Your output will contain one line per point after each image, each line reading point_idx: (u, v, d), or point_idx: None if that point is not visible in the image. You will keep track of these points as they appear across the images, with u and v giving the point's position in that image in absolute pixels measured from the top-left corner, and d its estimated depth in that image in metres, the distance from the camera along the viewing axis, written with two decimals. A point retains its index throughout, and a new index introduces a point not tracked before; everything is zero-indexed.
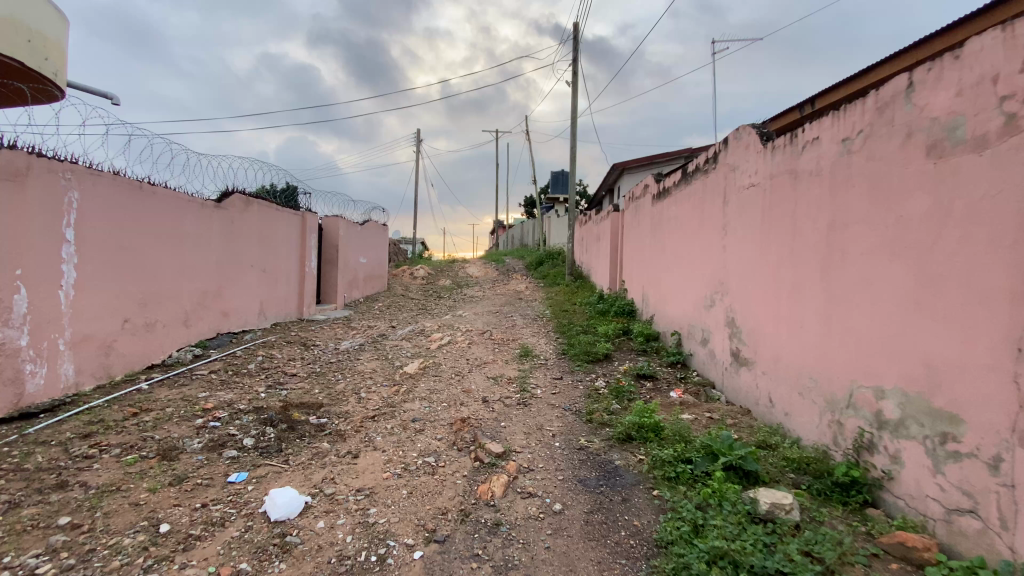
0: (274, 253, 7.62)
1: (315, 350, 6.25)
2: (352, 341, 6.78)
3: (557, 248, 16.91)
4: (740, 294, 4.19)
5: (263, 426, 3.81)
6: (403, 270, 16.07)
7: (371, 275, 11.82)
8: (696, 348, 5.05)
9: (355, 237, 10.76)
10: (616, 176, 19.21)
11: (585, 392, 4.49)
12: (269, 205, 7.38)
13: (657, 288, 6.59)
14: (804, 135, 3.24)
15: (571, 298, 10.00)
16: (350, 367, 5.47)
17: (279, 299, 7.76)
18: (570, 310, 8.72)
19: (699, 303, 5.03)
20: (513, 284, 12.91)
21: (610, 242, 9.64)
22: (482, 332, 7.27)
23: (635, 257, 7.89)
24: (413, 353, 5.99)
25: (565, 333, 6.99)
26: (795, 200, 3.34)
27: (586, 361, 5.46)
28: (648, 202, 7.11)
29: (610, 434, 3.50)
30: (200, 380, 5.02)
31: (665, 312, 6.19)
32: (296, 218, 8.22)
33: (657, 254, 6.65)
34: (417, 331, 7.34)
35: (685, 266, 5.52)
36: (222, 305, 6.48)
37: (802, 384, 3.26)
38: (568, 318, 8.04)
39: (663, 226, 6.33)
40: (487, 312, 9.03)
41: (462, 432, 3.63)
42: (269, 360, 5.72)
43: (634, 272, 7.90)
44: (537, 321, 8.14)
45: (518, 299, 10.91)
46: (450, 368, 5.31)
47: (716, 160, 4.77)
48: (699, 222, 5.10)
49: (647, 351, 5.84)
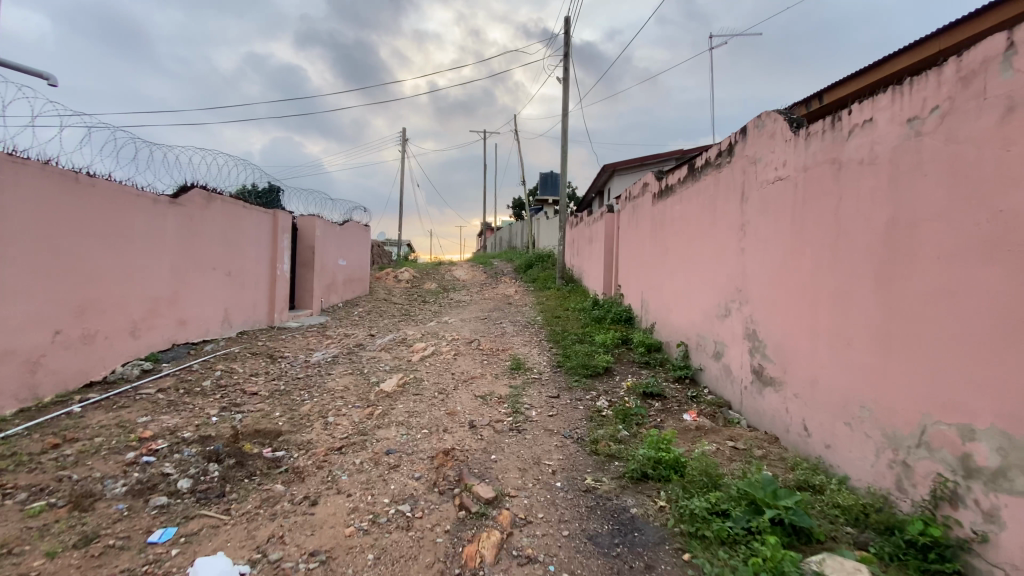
0: (240, 255, 6.96)
1: (282, 363, 5.61)
2: (326, 351, 6.16)
3: (547, 250, 16.38)
4: (762, 303, 3.67)
5: (205, 462, 3.19)
6: (387, 273, 15.39)
7: (352, 278, 11.16)
8: (707, 361, 4.52)
9: (333, 238, 10.10)
10: (607, 177, 18.78)
11: (586, 414, 3.93)
12: (234, 203, 6.73)
13: (658, 294, 6.06)
14: (851, 117, 2.73)
15: (564, 304, 9.45)
16: (319, 383, 4.85)
17: (245, 305, 7.09)
18: (563, 316, 8.16)
19: (710, 312, 4.51)
20: (502, 288, 12.33)
21: (604, 245, 9.11)
22: (469, 341, 6.68)
23: (631, 260, 7.37)
24: (391, 367, 5.38)
25: (559, 343, 6.44)
26: (838, 195, 2.83)
27: (584, 376, 4.90)
28: (646, 201, 6.59)
29: (621, 471, 2.95)
30: (142, 402, 4.36)
31: (667, 320, 5.67)
32: (266, 217, 7.56)
33: (658, 257, 6.13)
34: (398, 340, 6.73)
35: (691, 270, 5.01)
36: (178, 313, 5.80)
37: (849, 413, 2.74)
38: (562, 325, 7.48)
39: (666, 226, 5.81)
40: (475, 319, 8.45)
41: (445, 469, 3.05)
42: (228, 376, 5.07)
43: (631, 276, 7.38)
44: (529, 329, 7.57)
45: (507, 304, 10.33)
46: (432, 385, 4.72)
47: (729, 155, 4.24)
48: (710, 222, 4.58)
49: (650, 364, 5.30)
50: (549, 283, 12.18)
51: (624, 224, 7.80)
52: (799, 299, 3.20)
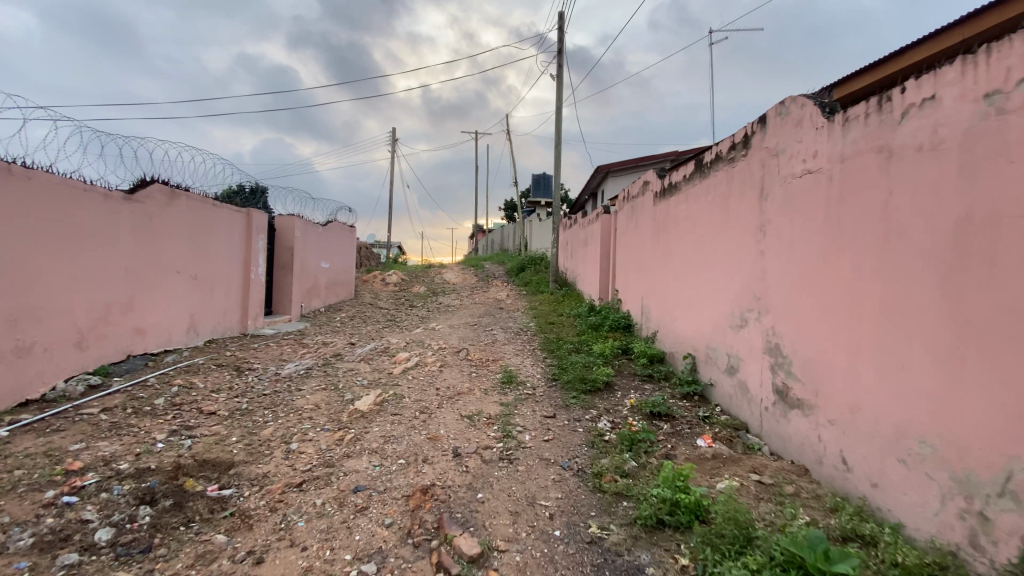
0: (208, 257, 6.42)
1: (249, 376, 5.09)
2: (299, 363, 5.64)
3: (540, 253, 15.93)
4: (786, 314, 3.23)
5: (134, 506, 2.69)
6: (375, 276, 14.83)
7: (335, 281, 10.62)
8: (719, 377, 4.07)
9: (314, 239, 9.56)
10: (602, 179, 18.39)
11: (587, 440, 3.45)
12: (202, 201, 6.21)
13: (660, 301, 5.61)
14: (906, 96, 2.30)
15: (558, 309, 8.98)
16: (287, 401, 4.34)
17: (213, 311, 6.54)
18: (557, 323, 7.69)
19: (722, 322, 4.06)
20: (493, 292, 11.85)
21: (601, 248, 8.66)
22: (457, 350, 6.19)
23: (630, 264, 6.92)
24: (370, 381, 4.88)
25: (554, 352, 5.96)
26: (889, 188, 2.40)
27: (582, 392, 4.43)
28: (647, 200, 6.14)
29: (630, 515, 2.49)
30: (81, 424, 3.82)
31: (671, 329, 5.21)
32: (239, 216, 7.03)
33: (660, 260, 5.69)
34: (379, 349, 6.22)
35: (699, 275, 4.56)
36: (134, 321, 5.26)
37: (903, 448, 2.30)
38: (556, 333, 7.00)
39: (669, 227, 5.36)
40: (464, 326, 7.95)
41: (422, 513, 2.57)
42: (185, 393, 4.55)
43: (629, 280, 6.93)
44: (521, 337, 7.09)
45: (498, 308, 9.85)
46: (414, 403, 4.23)
47: (745, 148, 3.81)
48: (721, 222, 4.14)
49: (654, 377, 4.84)
50: (542, 287, 11.72)
51: (622, 225, 7.35)
52: (835, 310, 2.76)
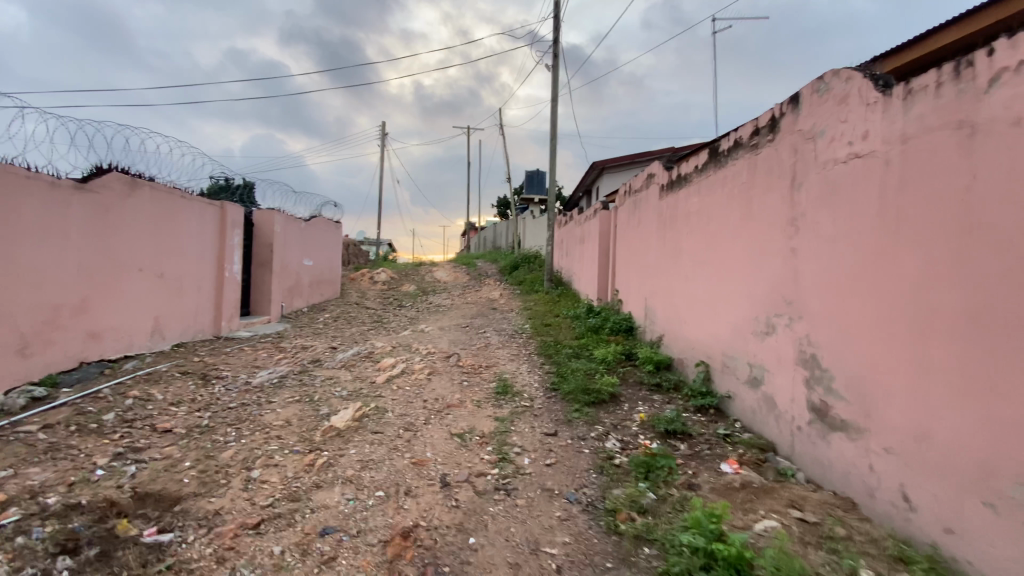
0: (177, 254, 5.90)
1: (216, 386, 4.59)
2: (273, 370, 5.15)
3: (534, 251, 15.49)
4: (826, 320, 2.80)
5: (51, 557, 2.18)
6: (362, 274, 14.27)
7: (319, 280, 10.09)
8: (739, 389, 3.66)
9: (297, 235, 9.03)
10: (597, 175, 17.96)
11: (594, 464, 3.01)
12: (168, 192, 5.69)
13: (666, 302, 5.18)
14: (996, 59, 1.88)
15: (554, 310, 8.53)
16: (255, 416, 3.84)
17: (182, 313, 6.01)
18: (553, 325, 7.24)
19: (743, 327, 3.63)
20: (486, 291, 11.38)
21: (599, 245, 8.21)
22: (447, 355, 5.71)
23: (631, 262, 6.48)
24: (349, 392, 4.40)
25: (552, 358, 5.51)
26: (971, 172, 1.97)
27: (585, 405, 3.99)
28: (652, 194, 5.70)
29: (656, 568, 2.05)
30: (13, 445, 3.29)
31: (680, 333, 4.78)
32: (211, 210, 6.50)
33: (665, 259, 5.26)
34: (362, 354, 5.74)
35: (714, 274, 4.13)
36: (87, 324, 4.72)
37: (991, 489, 1.88)
38: (553, 336, 6.55)
39: (677, 222, 4.93)
40: (455, 328, 7.48)
41: (402, 565, 2.11)
42: (140, 406, 4.03)
43: (631, 280, 6.50)
44: (516, 340, 6.63)
45: (491, 309, 9.38)
46: (398, 419, 3.76)
47: (771, 133, 3.38)
48: (741, 216, 3.71)
49: (662, 387, 4.41)
50: (537, 286, 11.27)
51: (623, 221, 6.91)
52: (893, 317, 2.33)
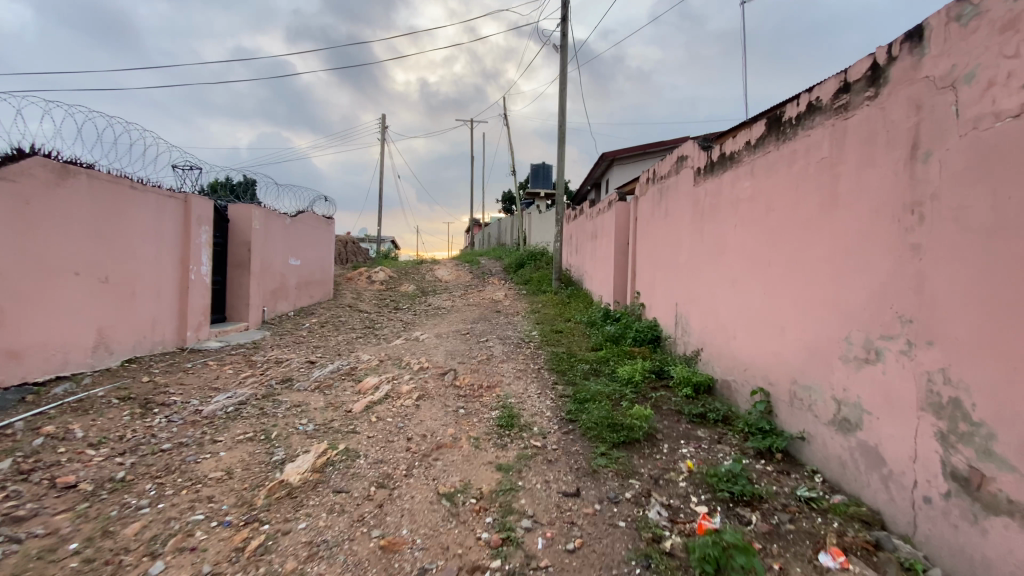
0: (126, 254, 5.06)
1: (155, 418, 3.74)
2: (232, 393, 4.30)
3: (541, 247, 14.58)
4: (978, 349, 1.91)
5: None
6: (359, 273, 13.40)
7: (308, 280, 9.24)
8: (820, 432, 2.77)
9: (281, 232, 8.17)
10: (607, 167, 16.98)
11: (636, 551, 2.15)
12: (112, 181, 4.86)
13: (704, 311, 4.30)
14: None
15: (566, 314, 7.62)
16: (188, 465, 2.99)
17: (134, 323, 5.17)
18: (566, 332, 6.34)
19: (826, 350, 2.75)
20: (490, 291, 10.52)
21: (617, 242, 7.30)
22: (442, 371, 4.83)
23: (656, 261, 5.60)
24: (317, 426, 3.53)
25: (566, 376, 4.63)
26: None
27: (613, 447, 3.11)
28: (683, 180, 4.79)
29: None
30: None
31: (725, 350, 3.89)
32: (172, 203, 5.66)
33: (702, 259, 4.35)
34: (342, 371, 4.88)
35: (776, 279, 3.24)
36: (3, 340, 3.87)
37: None
38: (566, 346, 5.66)
39: (719, 213, 4.04)
40: (454, 335, 6.61)
41: None
42: (50, 448, 3.19)
43: (655, 282, 5.60)
44: (523, 350, 5.76)
45: (495, 312, 8.52)
46: (371, 469, 2.89)
47: (872, 87, 2.48)
48: (822, 204, 2.81)
49: (706, 420, 3.53)
50: (545, 286, 10.37)
51: (645, 213, 6.02)
52: None
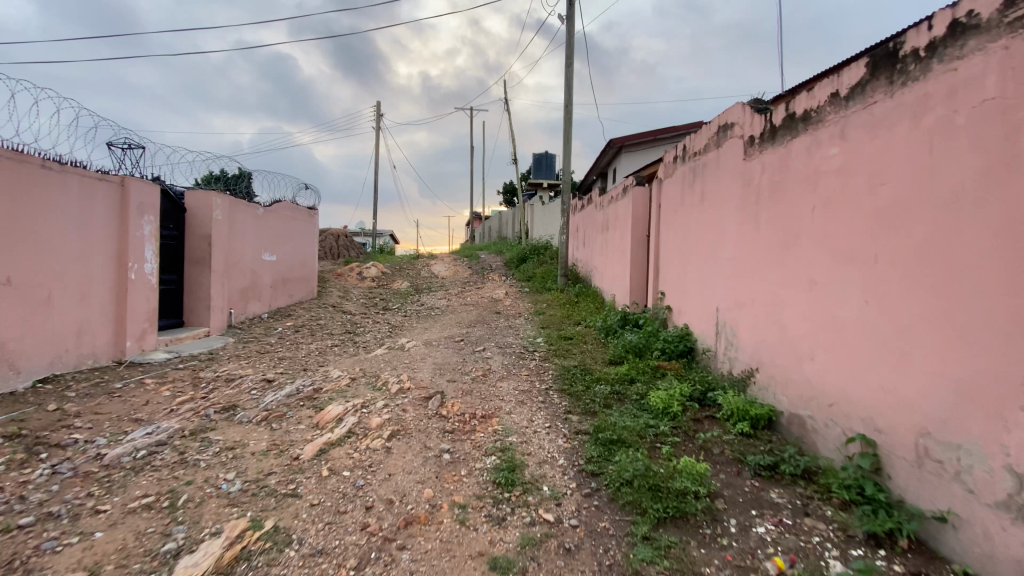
0: (37, 251, 4.09)
1: (36, 470, 2.80)
2: (154, 428, 3.35)
3: (545, 241, 13.57)
4: None
5: None
6: (349, 269, 12.43)
7: (285, 277, 8.23)
8: (983, 519, 1.84)
9: (251, 222, 7.15)
10: (615, 155, 15.92)
11: None
12: (16, 160, 3.89)
13: (760, 321, 3.36)
14: None
15: (576, 318, 6.64)
16: (39, 558, 2.07)
17: (51, 334, 4.23)
18: (577, 341, 5.37)
19: (996, 395, 1.81)
20: (489, 288, 9.56)
21: (636, 233, 6.30)
22: (426, 394, 3.87)
23: (687, 255, 4.63)
24: (245, 484, 2.58)
25: (583, 400, 3.67)
26: None
27: (660, 526, 2.16)
28: (729, 154, 3.81)
29: None
30: None
31: (797, 376, 2.95)
32: (103, 189, 4.69)
33: (758, 254, 3.39)
34: (301, 394, 3.87)
35: (891, 282, 2.29)
36: None
37: None
38: (579, 359, 4.69)
39: (787, 192, 3.07)
40: (447, 342, 5.64)
41: None
42: None
43: (686, 281, 4.62)
44: (526, 362, 4.81)
45: (494, 313, 7.56)
46: (302, 571, 1.94)
47: None
48: (989, 173, 1.86)
49: (779, 474, 2.59)
50: (550, 283, 9.38)
51: (672, 198, 5.04)
52: None
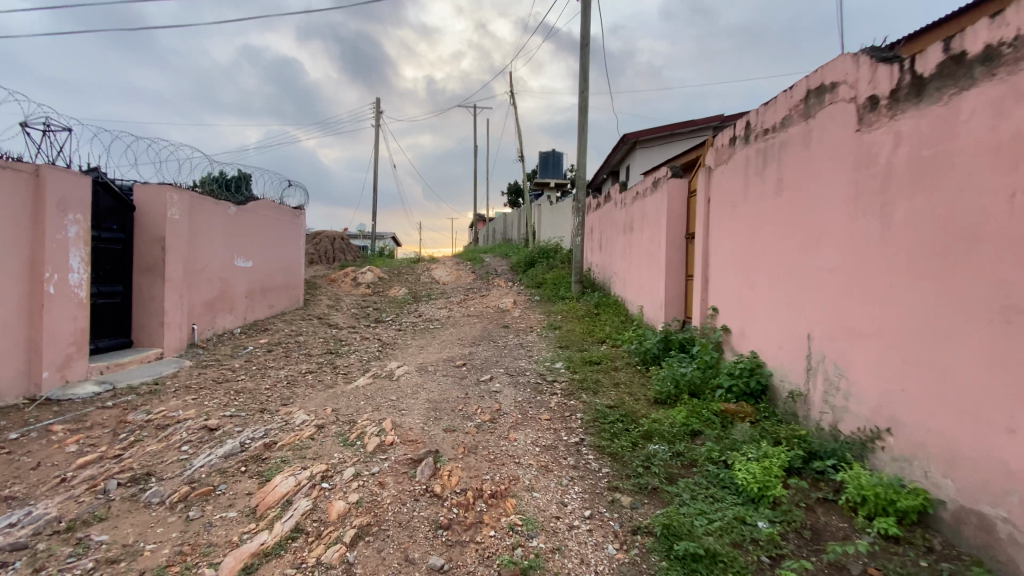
0: None
1: None
2: (22, 514, 2.34)
3: (555, 243, 12.51)
4: None
5: None
6: (343, 274, 11.44)
7: (264, 286, 7.24)
8: None
9: (221, 223, 6.16)
10: (628, 152, 14.84)
11: None
12: None
13: (894, 360, 2.33)
14: None
15: (600, 335, 5.59)
16: None
17: None
18: (607, 369, 4.34)
19: None
20: (496, 297, 8.55)
21: (673, 233, 5.26)
22: (415, 452, 2.86)
23: (752, 261, 3.62)
24: None
25: (633, 466, 2.64)
26: None
27: None
28: (830, 126, 2.79)
29: None
30: None
31: (980, 451, 1.92)
32: (9, 179, 3.70)
33: (892, 263, 2.35)
34: (247, 455, 2.87)
35: None
36: None
37: None
38: (615, 397, 3.65)
39: (957, 171, 2.04)
40: (446, 367, 4.61)
41: None
42: None
43: (753, 297, 3.59)
44: (546, 399, 3.78)
45: (502, 326, 6.54)
46: None
47: None
48: None
49: None
50: (564, 291, 8.32)
51: (726, 190, 4.02)
52: None
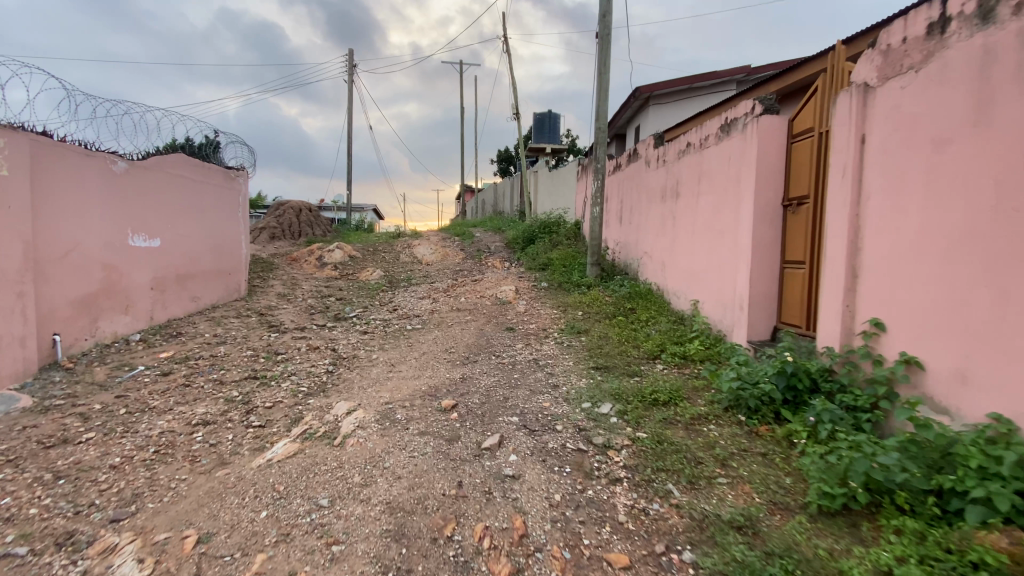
0: None
1: None
2: None
3: (556, 215, 10.71)
4: None
5: None
6: (307, 252, 9.56)
7: (185, 273, 5.38)
8: None
9: (100, 187, 4.28)
10: (639, 109, 12.89)
11: None
12: None
13: None
14: None
15: (651, 345, 3.88)
16: None
17: None
18: (692, 421, 2.65)
19: None
20: (492, 282, 6.78)
21: (766, 200, 3.52)
22: None
23: (1008, 247, 1.91)
24: None
25: None
26: None
27: None
28: None
29: None
30: None
31: None
32: None
33: None
34: None
35: None
36: None
37: None
38: (737, 501, 1.98)
39: None
40: (424, 415, 2.86)
41: None
42: None
43: (1001, 316, 1.92)
44: (604, 495, 2.08)
45: (506, 327, 4.81)
46: None
47: None
48: None
49: None
50: (578, 276, 6.55)
51: (923, 120, 2.29)
52: None
